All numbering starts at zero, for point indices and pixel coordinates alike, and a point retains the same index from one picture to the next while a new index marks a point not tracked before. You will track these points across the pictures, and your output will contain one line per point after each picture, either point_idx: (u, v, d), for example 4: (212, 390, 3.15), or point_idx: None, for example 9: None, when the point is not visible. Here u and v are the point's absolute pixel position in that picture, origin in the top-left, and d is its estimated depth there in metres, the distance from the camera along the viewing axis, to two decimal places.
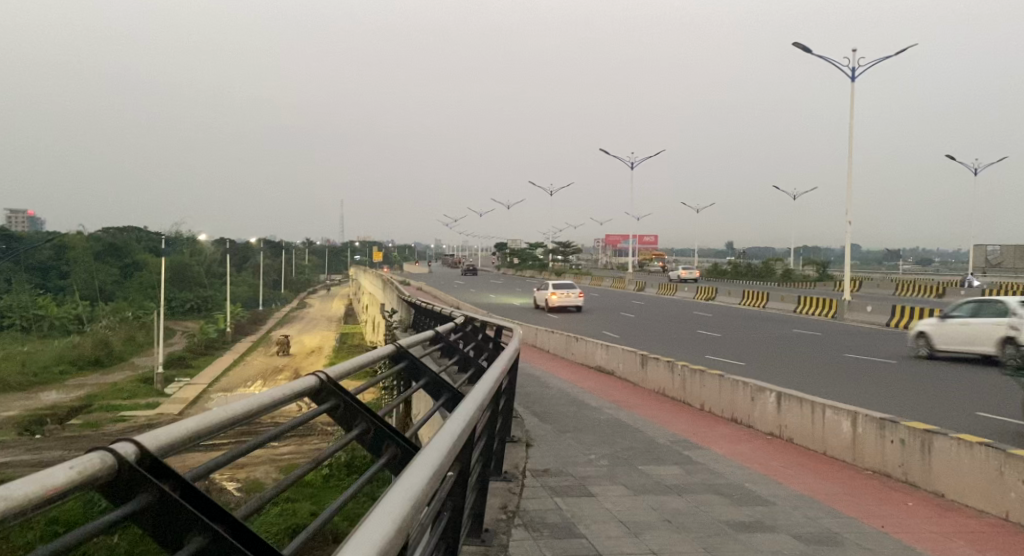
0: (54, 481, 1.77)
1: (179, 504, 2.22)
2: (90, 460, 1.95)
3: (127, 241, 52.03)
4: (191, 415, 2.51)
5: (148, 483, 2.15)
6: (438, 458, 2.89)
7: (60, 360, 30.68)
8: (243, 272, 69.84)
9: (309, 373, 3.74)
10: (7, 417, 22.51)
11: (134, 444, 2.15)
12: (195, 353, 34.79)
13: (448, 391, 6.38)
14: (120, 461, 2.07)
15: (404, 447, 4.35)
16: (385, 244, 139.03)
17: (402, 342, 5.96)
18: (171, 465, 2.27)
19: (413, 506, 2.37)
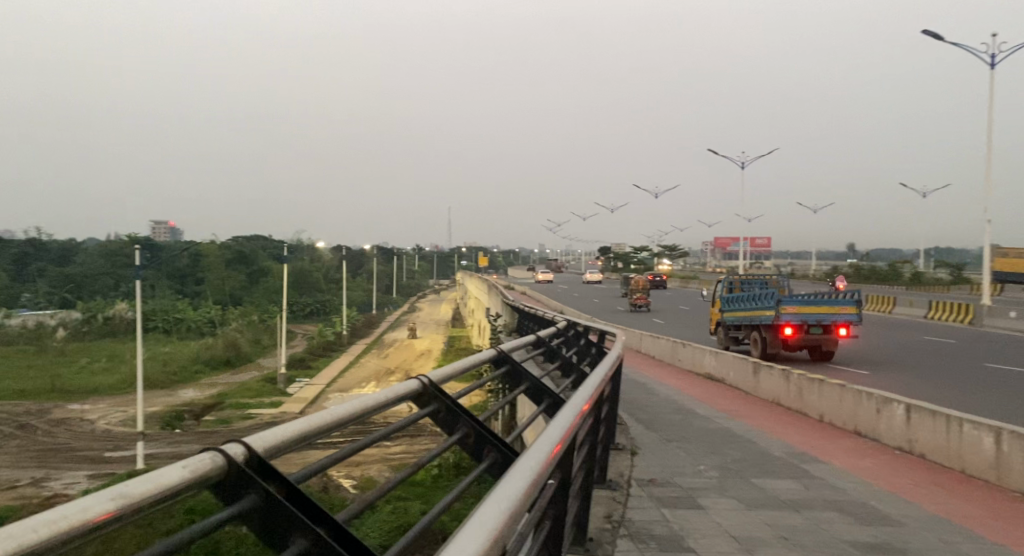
0: (165, 481, 1.81)
1: (286, 505, 2.22)
2: (202, 460, 1.98)
3: (255, 249, 54.66)
4: (300, 417, 2.49)
5: (254, 484, 2.15)
6: (537, 466, 2.76)
7: (196, 360, 32.29)
8: (359, 277, 72.12)
9: (411, 378, 3.69)
10: (149, 412, 23.83)
11: (242, 445, 2.16)
12: (315, 354, 36.02)
13: (550, 396, 6.30)
14: (231, 462, 2.09)
15: (504, 453, 4.27)
16: (490, 249, 140.27)
17: (503, 346, 5.90)
18: (276, 466, 2.26)
19: (510, 514, 2.25)
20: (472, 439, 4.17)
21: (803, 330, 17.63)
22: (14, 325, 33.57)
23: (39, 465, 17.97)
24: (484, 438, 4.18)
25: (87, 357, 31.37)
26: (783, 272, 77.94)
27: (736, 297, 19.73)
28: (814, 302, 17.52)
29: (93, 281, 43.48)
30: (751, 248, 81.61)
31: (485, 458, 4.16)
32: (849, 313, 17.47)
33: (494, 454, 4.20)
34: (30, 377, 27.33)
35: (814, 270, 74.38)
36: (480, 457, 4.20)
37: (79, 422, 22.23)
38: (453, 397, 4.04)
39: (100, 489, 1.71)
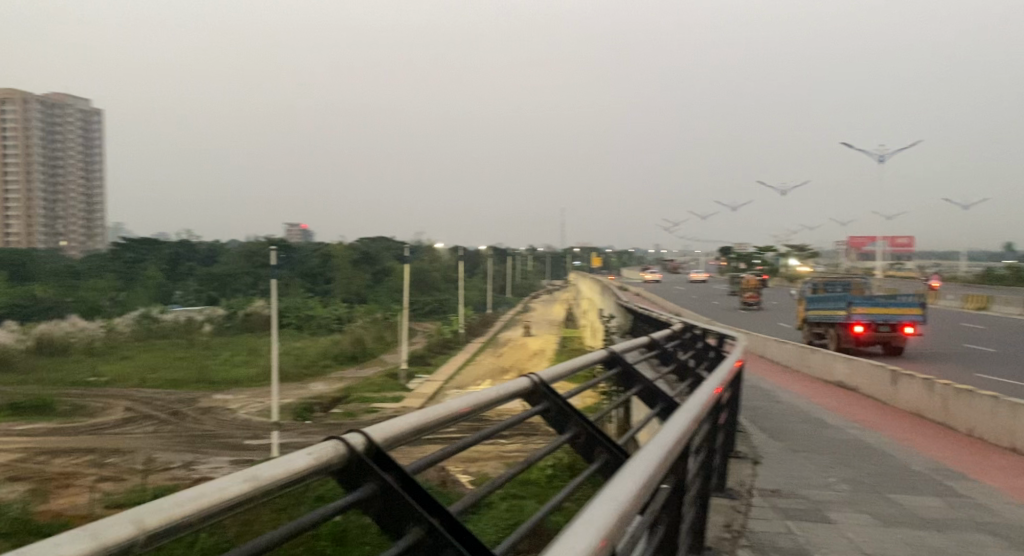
0: (294, 466, 2.04)
1: (401, 496, 2.39)
2: (326, 447, 2.20)
3: (378, 249, 56.21)
4: (413, 412, 2.66)
5: (371, 473, 2.34)
6: (649, 467, 2.70)
7: (324, 356, 33.48)
8: (476, 277, 72.95)
9: (523, 375, 3.65)
10: (282, 403, 24.83)
11: (361, 436, 2.35)
12: (434, 352, 36.67)
13: (664, 399, 6.10)
14: (350, 450, 2.29)
15: (616, 454, 4.14)
16: (605, 249, 139.07)
17: (615, 347, 5.77)
18: (391, 457, 2.42)
19: (620, 515, 2.23)
20: (583, 439, 4.06)
21: (872, 328, 20.61)
22: (167, 320, 36.21)
23: (189, 450, 19.07)
24: (595, 438, 4.08)
25: (227, 350, 33.04)
26: (923, 274, 73.79)
27: (819, 297, 22.71)
28: (882, 304, 20.51)
29: (236, 279, 46.95)
30: (888, 246, 77.28)
31: (595, 459, 4.05)
32: (913, 315, 20.44)
33: (605, 455, 4.07)
34: (179, 368, 29.12)
35: (958, 272, 69.94)
36: (590, 459, 4.09)
37: (222, 410, 23.47)
38: (565, 396, 3.95)
39: (236, 471, 1.96)
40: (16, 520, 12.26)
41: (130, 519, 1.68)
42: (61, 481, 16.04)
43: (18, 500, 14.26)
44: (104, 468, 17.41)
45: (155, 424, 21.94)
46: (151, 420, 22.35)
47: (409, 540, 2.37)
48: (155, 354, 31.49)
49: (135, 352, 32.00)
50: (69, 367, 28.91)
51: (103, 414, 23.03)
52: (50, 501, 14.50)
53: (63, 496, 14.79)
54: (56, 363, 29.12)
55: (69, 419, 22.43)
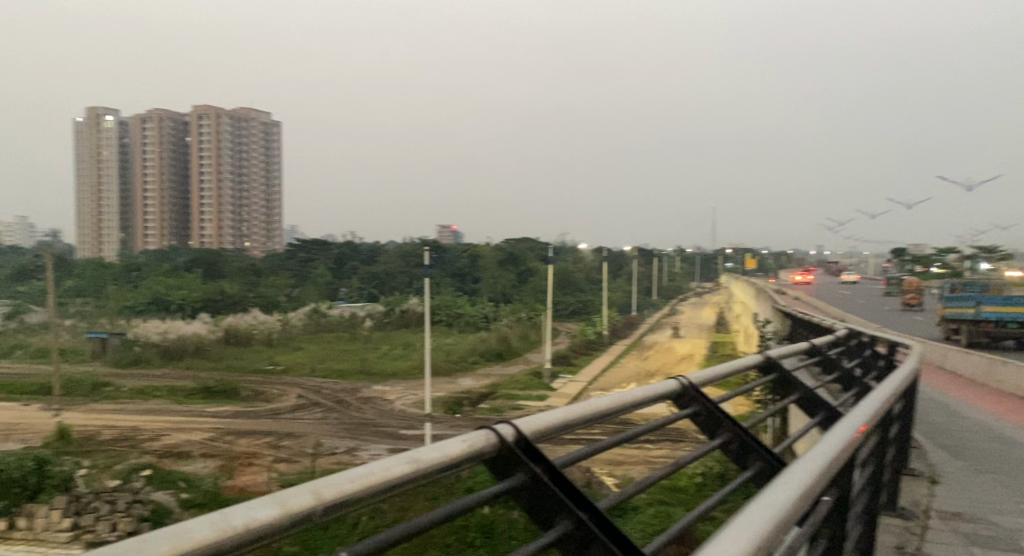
0: (447, 451, 2.04)
1: (551, 490, 2.33)
2: (479, 437, 2.18)
3: (523, 249, 56.78)
4: (563, 406, 2.60)
5: (522, 464, 2.30)
6: (811, 475, 2.49)
7: (473, 352, 34.11)
8: (621, 277, 72.23)
9: (672, 376, 3.48)
10: (432, 396, 25.47)
11: (512, 426, 2.31)
12: (578, 353, 36.60)
13: (826, 409, 5.69)
14: (501, 441, 2.25)
15: (771, 463, 3.86)
16: (758, 250, 133.93)
17: (772, 352, 5.44)
18: (542, 450, 2.37)
19: (778, 525, 2.07)
20: (735, 445, 3.84)
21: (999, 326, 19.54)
22: (332, 315, 38.29)
23: (351, 436, 19.97)
24: (749, 444, 3.83)
25: (384, 344, 34.35)
26: None
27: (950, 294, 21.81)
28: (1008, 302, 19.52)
29: (393, 278, 47.38)
30: None
31: (749, 467, 3.80)
32: None
33: (759, 462, 3.81)
34: (343, 359, 30.60)
35: None
36: (742, 466, 3.85)
37: (380, 401, 24.41)
38: (716, 400, 3.74)
39: (395, 452, 1.96)
40: (207, 494, 13.32)
41: (299, 492, 1.72)
42: (244, 459, 17.23)
43: (206, 476, 15.48)
44: (280, 449, 18.56)
45: (322, 411, 23.14)
46: (319, 408, 23.57)
47: (557, 533, 2.30)
48: (322, 346, 33.29)
49: (303, 343, 33.95)
50: (248, 355, 31.06)
51: (279, 399, 24.54)
52: (236, 477, 15.67)
53: (246, 474, 15.92)
54: (236, 352, 31.41)
55: (248, 403, 24.08)
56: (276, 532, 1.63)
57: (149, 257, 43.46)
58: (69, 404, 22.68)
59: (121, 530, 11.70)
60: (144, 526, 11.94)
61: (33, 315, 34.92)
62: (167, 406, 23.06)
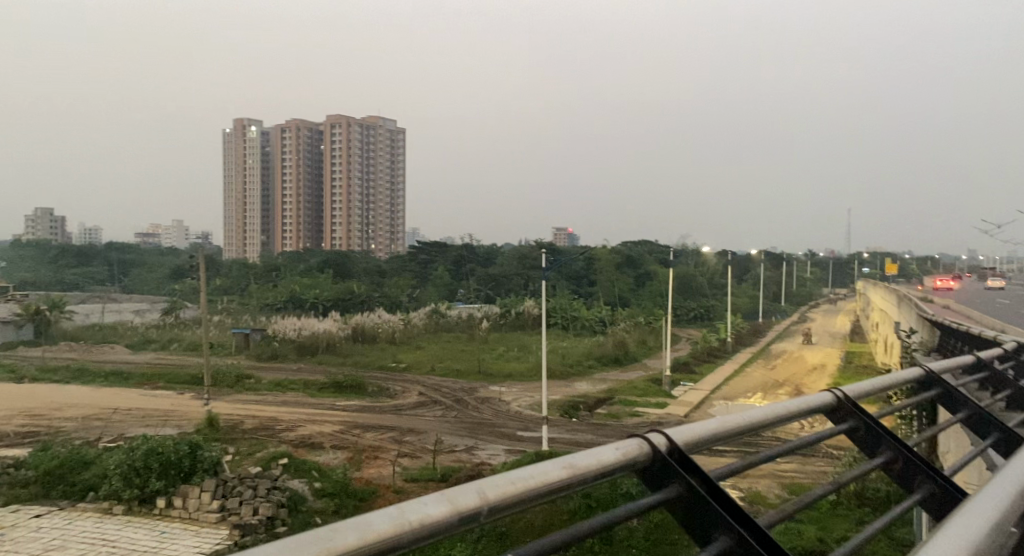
0: (601, 459, 2.41)
1: (707, 501, 2.58)
2: (630, 447, 2.53)
3: (643, 253, 56.19)
4: (715, 420, 2.85)
5: (678, 476, 2.59)
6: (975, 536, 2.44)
7: (590, 356, 34.18)
8: (745, 282, 70.20)
9: (823, 392, 3.63)
10: (550, 400, 25.73)
11: (664, 436, 2.62)
12: (699, 360, 35.98)
13: (1000, 431, 5.23)
14: (655, 450, 2.58)
15: (946, 488, 3.65)
16: (899, 253, 126.45)
17: (926, 367, 5.22)
18: (698, 461, 2.64)
19: None
20: (899, 467, 3.73)
21: None
22: (452, 316, 39.20)
23: (470, 435, 20.52)
24: (915, 466, 3.69)
25: (501, 345, 34.88)
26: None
27: None
28: None
29: (509, 280, 47.52)
30: None
31: (916, 490, 3.65)
32: None
33: (929, 486, 3.64)
34: (462, 359, 31.34)
35: None
36: (912, 491, 3.69)
37: (498, 402, 24.91)
38: (875, 418, 3.77)
39: (554, 457, 2.37)
40: (337, 483, 14.04)
41: (467, 490, 2.19)
42: (371, 452, 18.04)
43: (336, 467, 16.32)
44: (402, 444, 19.30)
45: (442, 409, 23.86)
46: (439, 406, 24.31)
47: (716, 548, 2.53)
48: (442, 346, 34.18)
49: (423, 343, 34.94)
50: (374, 353, 32.29)
51: (402, 396, 25.47)
52: (362, 469, 16.44)
53: (373, 467, 16.67)
54: (362, 349, 32.70)
55: (373, 398, 25.11)
56: (448, 526, 2.11)
57: (285, 260, 46.13)
58: (214, 394, 24.38)
59: (262, 513, 12.50)
60: (282, 511, 12.75)
61: (186, 311, 37.78)
62: (300, 399, 24.38)
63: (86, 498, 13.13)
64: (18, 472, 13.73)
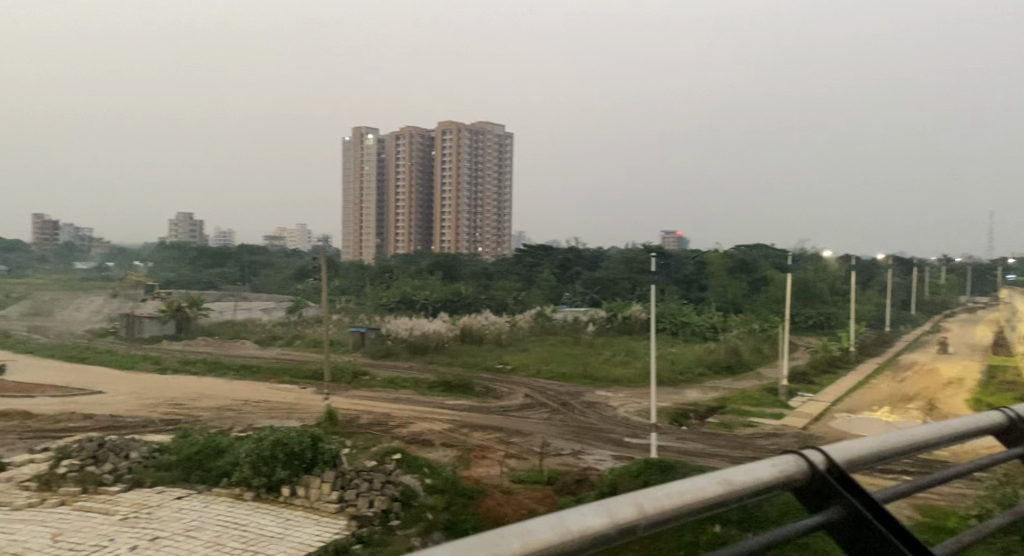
0: (760, 474, 2.54)
1: (868, 523, 2.64)
2: (788, 463, 2.64)
3: (758, 258, 54.57)
4: (873, 440, 2.87)
5: (837, 495, 2.66)
6: None
7: (700, 363, 33.66)
8: (871, 289, 66.97)
9: (995, 411, 3.39)
10: (660, 407, 25.52)
11: (821, 455, 2.70)
12: (818, 371, 34.72)
13: None
14: (811, 468, 2.67)
15: None
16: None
17: None
18: (856, 481, 2.69)
19: None
20: None
21: None
22: (557, 319, 39.42)
23: (577, 439, 20.67)
24: None
25: (609, 350, 34.77)
26: None
27: None
28: None
29: (616, 284, 46.98)
30: None
31: None
32: None
33: None
34: (568, 363, 31.49)
35: None
36: None
37: (605, 407, 24.94)
38: None
39: (713, 471, 2.50)
40: (448, 480, 14.48)
41: (628, 500, 2.33)
42: (478, 452, 18.46)
43: (447, 465, 16.77)
44: (509, 445, 19.63)
45: (548, 412, 24.09)
46: (545, 408, 24.56)
47: None
48: (549, 349, 34.44)
49: (531, 346, 35.25)
50: (483, 354, 32.83)
51: (508, 397, 25.87)
52: (471, 468, 16.85)
53: (481, 466, 17.05)
54: (471, 350, 33.32)
55: (481, 399, 25.62)
56: (611, 533, 2.26)
57: (398, 263, 47.60)
58: (332, 389, 25.48)
59: (378, 507, 13.07)
60: (395, 505, 13.28)
61: (308, 309, 39.60)
62: (411, 396, 25.17)
63: (219, 483, 14.05)
64: (160, 456, 14.82)
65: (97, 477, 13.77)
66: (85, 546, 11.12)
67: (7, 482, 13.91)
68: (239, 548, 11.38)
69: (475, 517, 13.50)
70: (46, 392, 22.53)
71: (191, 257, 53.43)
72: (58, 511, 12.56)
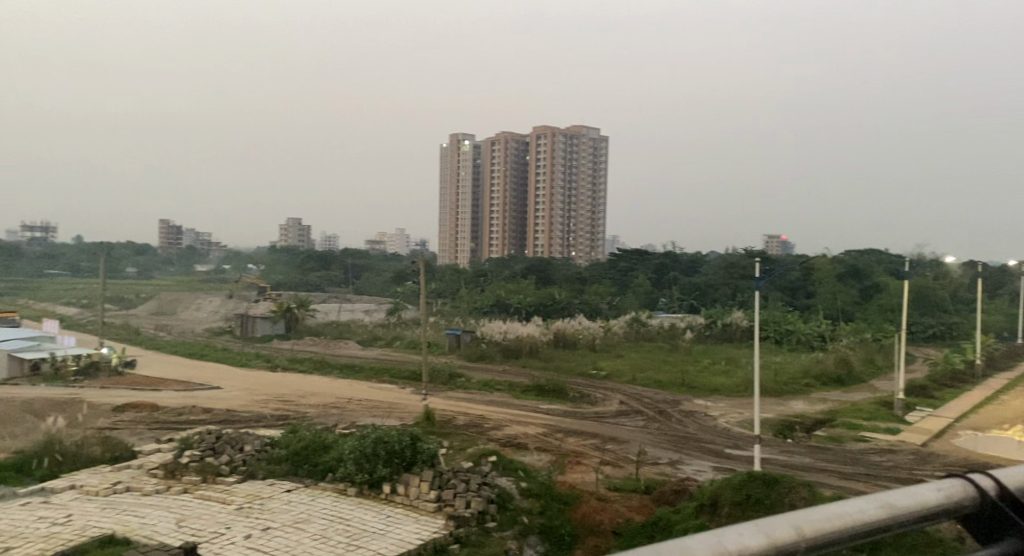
0: (923, 500, 3.21)
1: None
2: (954, 490, 3.27)
3: (870, 264, 52.16)
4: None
5: (1007, 519, 3.23)
6: None
7: (807, 374, 32.61)
8: (1001, 297, 62.74)
9: None
10: (764, 418, 24.89)
11: (988, 483, 3.30)
12: (938, 384, 32.94)
13: None
14: (980, 493, 3.28)
15: None
16: None
17: None
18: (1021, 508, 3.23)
19: None
20: None
21: None
22: (654, 326, 38.90)
23: (675, 449, 20.46)
24: None
25: (710, 358, 34.05)
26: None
27: None
28: None
29: (715, 289, 46.18)
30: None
31: None
32: None
33: None
34: (666, 370, 31.08)
35: None
36: None
37: (704, 416, 24.55)
38: None
39: (878, 498, 3.19)
40: (543, 485, 14.53)
41: (790, 524, 3.04)
42: (574, 457, 18.51)
43: (543, 469, 16.88)
44: (605, 452, 19.61)
45: (644, 420, 23.91)
46: (641, 416, 24.38)
47: None
48: (644, 355, 34.09)
49: (628, 352, 34.94)
50: (578, 359, 32.78)
51: (603, 403, 25.80)
52: (567, 474, 16.93)
53: (576, 472, 17.11)
54: (566, 355, 33.29)
55: (577, 404, 25.65)
56: (787, 547, 2.99)
57: (492, 267, 48.23)
58: (430, 389, 25.98)
59: (474, 508, 13.22)
60: (492, 507, 13.41)
61: (407, 312, 40.46)
62: (506, 399, 25.41)
63: (326, 478, 14.56)
64: (272, 449, 15.40)
65: (215, 468, 14.53)
66: (204, 533, 11.75)
67: (137, 468, 14.84)
68: (343, 543, 11.78)
69: (571, 523, 13.53)
70: (169, 385, 23.85)
71: (300, 260, 55.46)
72: (181, 497, 13.31)
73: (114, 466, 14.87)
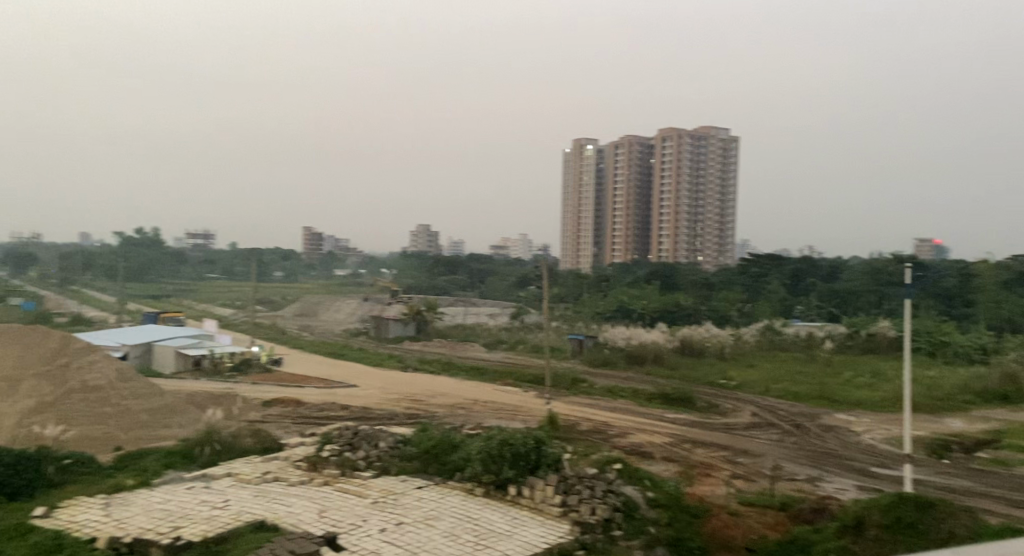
0: None
1: None
2: None
3: None
4: None
5: None
6: None
7: (966, 390, 30.48)
8: None
9: None
10: (917, 437, 23.46)
11: None
12: None
13: None
14: None
15: None
16: None
17: None
18: None
19: None
20: None
21: None
22: (789, 336, 37.42)
23: (814, 465, 19.65)
24: None
25: (853, 370, 32.33)
26: None
27: None
28: None
29: (859, 297, 44.08)
30: None
31: None
32: None
33: None
34: (802, 382, 29.85)
35: None
36: None
37: (846, 432, 23.44)
38: None
39: None
40: (671, 495, 14.20)
41: None
42: (703, 469, 18.08)
43: (671, 480, 16.58)
44: (737, 465, 19.07)
45: (779, 433, 23.10)
46: (775, 429, 23.55)
47: None
48: (778, 366, 32.87)
49: (761, 362, 33.78)
50: (706, 368, 32.02)
51: (734, 414, 25.09)
52: (696, 486, 16.57)
53: (706, 484, 16.73)
54: (694, 363, 32.55)
55: (706, 414, 25.09)
56: None
57: (615, 272, 48.01)
58: (557, 394, 26.02)
59: (600, 515, 13.13)
60: (618, 515, 13.24)
61: (529, 316, 40.71)
62: (633, 407, 25.11)
63: (454, 477, 14.75)
64: (405, 446, 15.71)
65: (353, 462, 15.10)
66: (344, 524, 12.19)
67: (284, 459, 15.57)
68: (472, 542, 12.00)
69: (700, 537, 13.20)
70: (310, 383, 24.95)
71: (429, 264, 56.91)
72: (324, 489, 13.84)
73: (264, 457, 15.66)
